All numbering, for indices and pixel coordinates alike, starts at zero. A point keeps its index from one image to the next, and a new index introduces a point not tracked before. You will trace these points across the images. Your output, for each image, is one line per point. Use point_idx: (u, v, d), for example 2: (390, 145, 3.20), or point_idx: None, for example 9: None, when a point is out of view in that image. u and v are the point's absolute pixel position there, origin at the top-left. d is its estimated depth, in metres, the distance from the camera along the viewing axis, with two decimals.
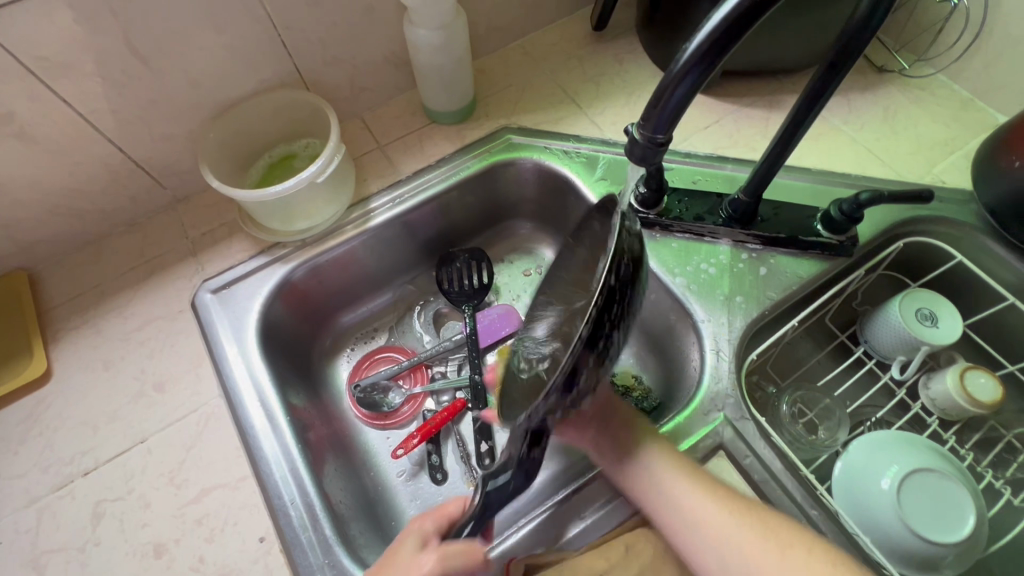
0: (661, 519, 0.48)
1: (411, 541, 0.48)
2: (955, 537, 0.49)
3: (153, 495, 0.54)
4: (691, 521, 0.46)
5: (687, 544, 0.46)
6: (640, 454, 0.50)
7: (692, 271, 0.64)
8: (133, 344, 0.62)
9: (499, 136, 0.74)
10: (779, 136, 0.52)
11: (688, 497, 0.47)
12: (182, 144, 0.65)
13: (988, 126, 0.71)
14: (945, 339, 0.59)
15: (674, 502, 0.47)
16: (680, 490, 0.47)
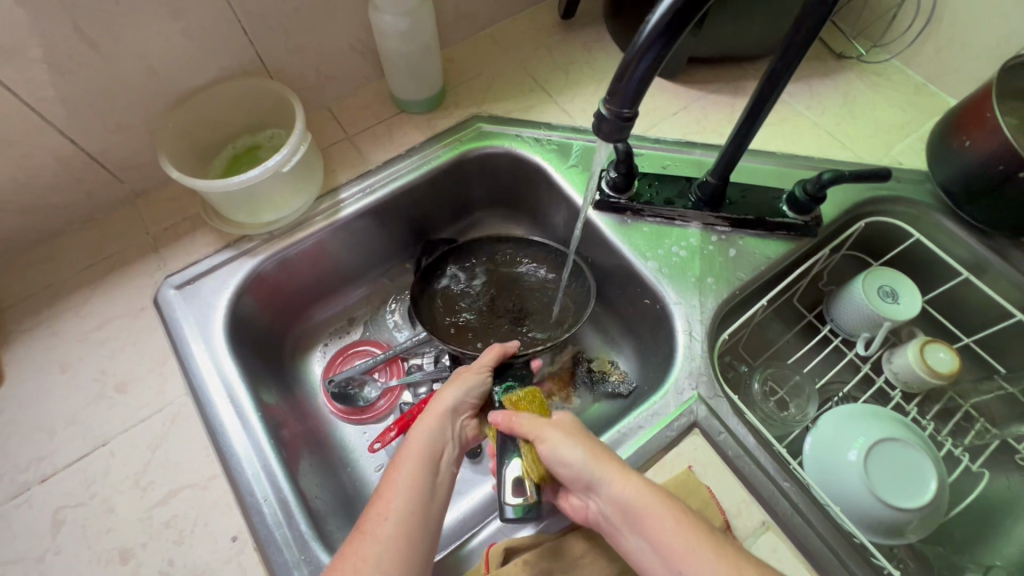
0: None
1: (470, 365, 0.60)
2: (919, 501, 0.51)
3: (117, 498, 0.52)
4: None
5: None
6: (630, 512, 0.43)
7: (663, 255, 0.64)
8: (92, 344, 0.60)
9: (470, 125, 0.73)
10: (744, 116, 0.53)
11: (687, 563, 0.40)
12: (139, 135, 0.63)
13: (940, 109, 0.74)
14: (906, 315, 0.61)
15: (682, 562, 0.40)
16: (683, 560, 0.40)
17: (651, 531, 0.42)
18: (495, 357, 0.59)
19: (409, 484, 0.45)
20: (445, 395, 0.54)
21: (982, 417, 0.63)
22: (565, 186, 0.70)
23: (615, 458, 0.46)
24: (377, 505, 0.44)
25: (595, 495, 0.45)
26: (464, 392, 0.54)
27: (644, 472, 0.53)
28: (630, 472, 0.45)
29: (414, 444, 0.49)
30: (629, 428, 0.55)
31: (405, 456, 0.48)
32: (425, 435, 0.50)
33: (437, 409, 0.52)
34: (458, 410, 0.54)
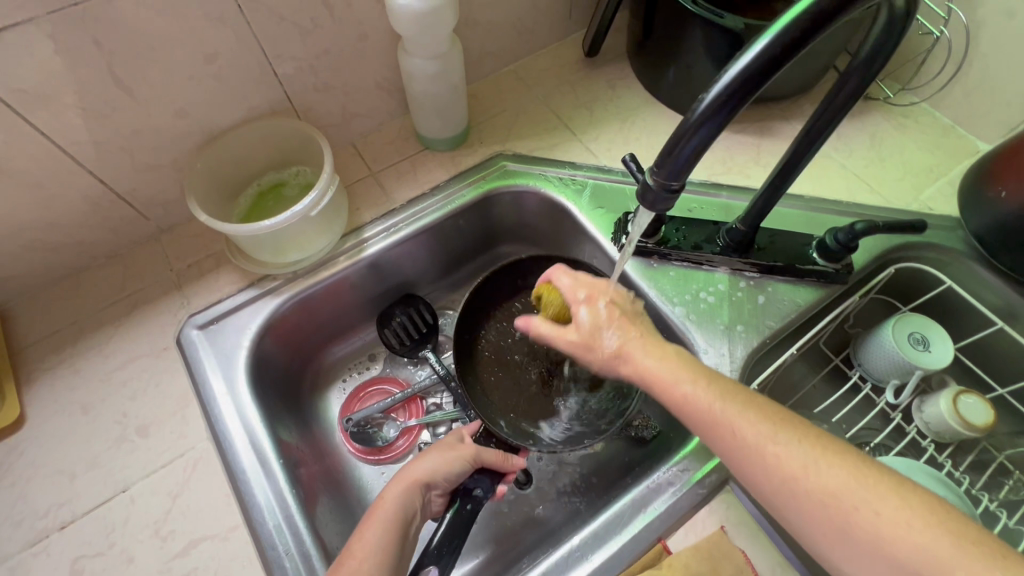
0: (717, 448, 0.42)
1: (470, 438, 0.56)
2: None
3: (137, 548, 0.51)
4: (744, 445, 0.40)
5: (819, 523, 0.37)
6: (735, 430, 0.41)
7: (691, 299, 0.64)
8: (113, 385, 0.59)
9: (494, 163, 0.73)
10: (778, 168, 0.53)
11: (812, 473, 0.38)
12: (167, 174, 0.63)
13: (970, 152, 0.73)
14: (938, 363, 0.60)
15: (720, 434, 0.42)
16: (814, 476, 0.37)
17: (704, 415, 0.43)
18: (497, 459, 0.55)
19: (382, 548, 0.46)
20: (427, 463, 0.53)
21: (1019, 471, 0.61)
22: (590, 228, 0.69)
23: (668, 357, 0.46)
24: (348, 562, 0.45)
25: (706, 421, 0.43)
26: (447, 468, 0.53)
27: (674, 531, 0.51)
28: (685, 370, 0.45)
29: (385, 510, 0.49)
30: (658, 483, 0.54)
31: (378, 516, 0.49)
32: (398, 502, 0.50)
33: (415, 476, 0.52)
34: (434, 485, 0.53)
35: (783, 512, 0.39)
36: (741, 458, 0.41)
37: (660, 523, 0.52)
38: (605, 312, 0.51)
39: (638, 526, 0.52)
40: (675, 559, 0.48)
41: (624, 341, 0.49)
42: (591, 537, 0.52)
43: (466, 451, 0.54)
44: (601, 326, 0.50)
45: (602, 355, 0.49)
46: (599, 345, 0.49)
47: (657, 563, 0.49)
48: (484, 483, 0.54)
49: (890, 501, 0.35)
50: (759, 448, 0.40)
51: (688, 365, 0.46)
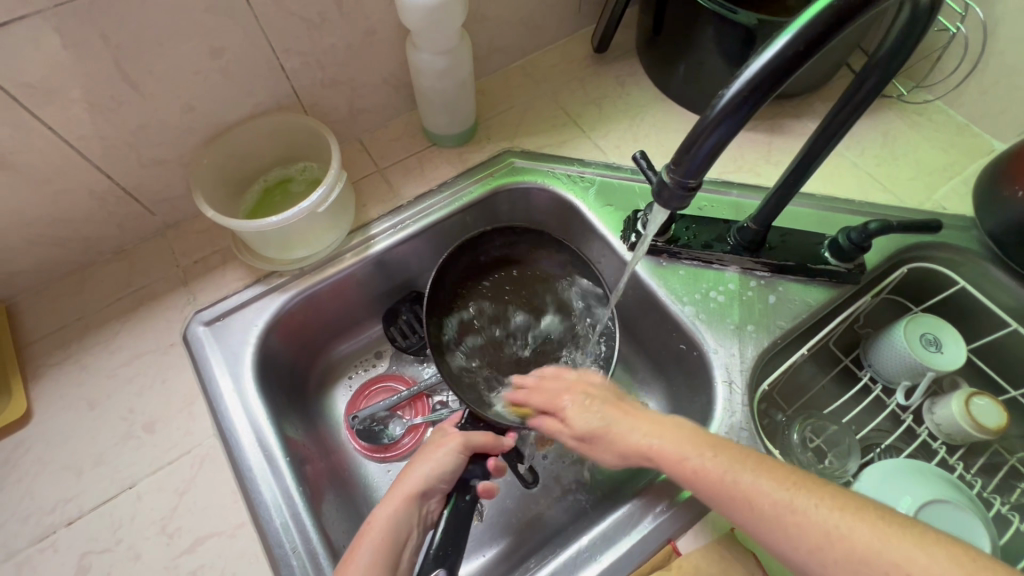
0: (747, 523, 0.39)
1: (457, 437, 0.53)
2: None
3: (144, 545, 0.51)
4: (774, 519, 0.38)
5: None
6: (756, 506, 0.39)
7: (701, 299, 0.63)
8: (120, 381, 0.59)
9: (502, 159, 0.72)
10: (793, 167, 0.52)
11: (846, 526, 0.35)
12: (173, 169, 0.63)
13: (984, 151, 0.72)
14: (951, 365, 0.59)
15: (747, 510, 0.39)
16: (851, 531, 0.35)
17: (720, 494, 0.40)
18: (486, 443, 0.54)
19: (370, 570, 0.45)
20: (416, 473, 0.51)
21: None
22: (598, 225, 0.69)
23: (670, 433, 0.45)
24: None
25: (716, 497, 0.41)
26: (436, 470, 0.51)
27: (683, 533, 0.51)
28: (691, 442, 0.44)
29: (376, 532, 0.48)
30: (667, 485, 0.53)
31: (368, 540, 0.47)
32: (389, 523, 0.48)
33: (407, 490, 0.50)
34: (427, 493, 0.51)
35: None
36: (774, 534, 0.38)
37: (669, 524, 0.51)
38: (592, 404, 0.51)
39: (648, 526, 0.51)
40: (685, 560, 0.48)
41: (619, 430, 0.48)
42: (600, 537, 0.52)
43: (455, 446, 0.53)
44: (591, 419, 0.50)
45: (608, 447, 0.49)
46: (601, 439, 0.49)
47: (667, 564, 0.49)
48: (478, 472, 0.53)
49: (940, 559, 0.33)
50: (788, 519, 0.37)
51: (691, 437, 0.44)
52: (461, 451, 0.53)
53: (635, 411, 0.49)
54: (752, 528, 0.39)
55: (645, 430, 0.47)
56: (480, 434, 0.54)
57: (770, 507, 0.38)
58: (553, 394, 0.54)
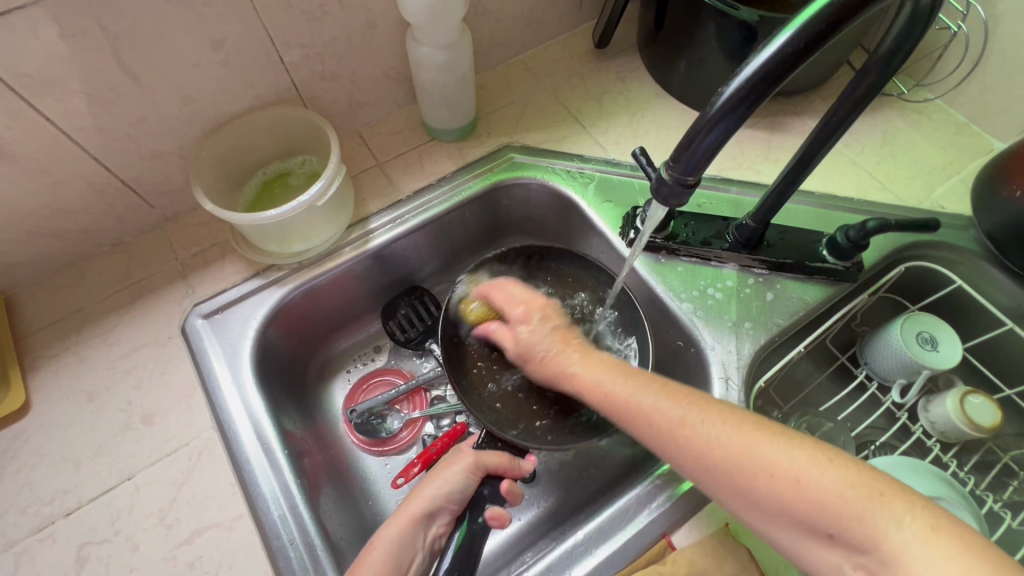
0: (643, 438, 0.46)
1: (466, 461, 0.53)
2: None
3: (143, 536, 0.51)
4: (670, 433, 0.43)
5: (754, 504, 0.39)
6: (670, 428, 0.43)
7: (698, 295, 0.63)
8: (118, 373, 0.59)
9: (502, 154, 0.72)
10: (791, 165, 0.52)
11: (731, 437, 0.40)
12: (171, 162, 0.62)
13: (983, 150, 0.73)
14: (945, 363, 0.59)
15: (645, 418, 0.46)
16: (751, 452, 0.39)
17: (624, 407, 0.48)
18: (501, 463, 0.54)
19: None
20: (420, 496, 0.52)
21: None
22: (597, 221, 0.69)
23: (596, 364, 0.52)
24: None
25: (624, 414, 0.47)
26: (445, 492, 0.52)
27: (678, 529, 0.51)
28: (612, 372, 0.51)
29: (381, 554, 0.49)
30: (663, 479, 0.54)
31: (370, 560, 0.48)
32: (395, 543, 0.49)
33: (413, 512, 0.51)
34: (435, 514, 0.52)
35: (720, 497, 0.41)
36: (665, 443, 0.44)
37: (665, 519, 0.51)
38: (544, 330, 0.57)
39: (642, 521, 0.52)
40: (680, 555, 0.48)
41: (557, 356, 0.55)
42: (596, 531, 0.52)
43: (464, 467, 0.53)
44: (540, 341, 0.57)
45: (543, 365, 0.56)
46: (535, 358, 0.56)
47: (663, 558, 0.49)
48: (492, 493, 0.53)
49: (801, 456, 0.38)
50: (681, 433, 0.43)
51: (619, 369, 0.51)
52: (471, 472, 0.53)
53: (577, 343, 0.56)
54: (648, 440, 0.45)
55: (578, 357, 0.54)
56: (492, 456, 0.54)
57: (682, 435, 0.43)
58: (514, 312, 0.59)
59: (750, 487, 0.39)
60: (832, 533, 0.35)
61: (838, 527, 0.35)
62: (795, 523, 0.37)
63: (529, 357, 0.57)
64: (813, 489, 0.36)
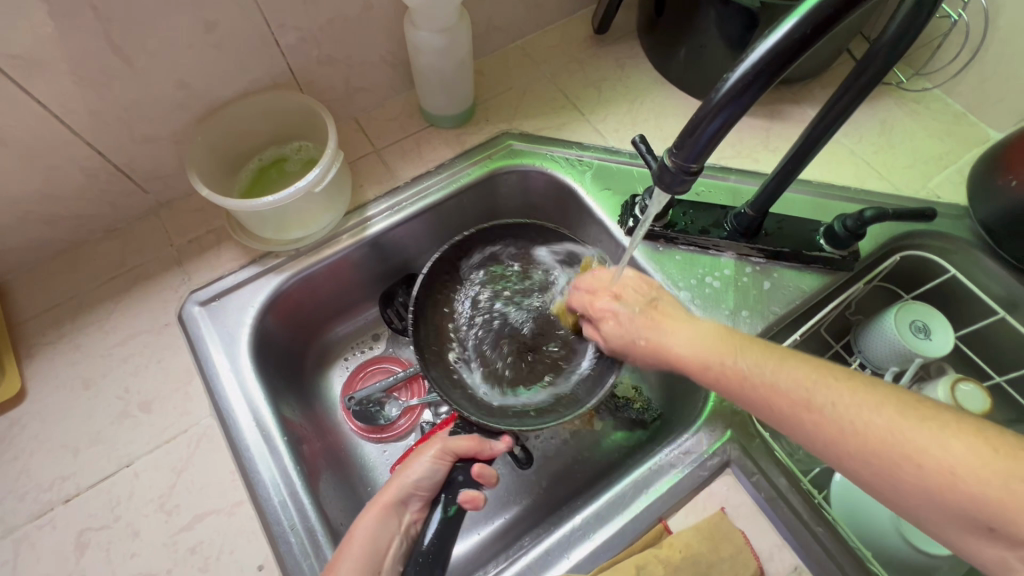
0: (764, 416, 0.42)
1: (429, 454, 0.53)
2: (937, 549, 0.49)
3: (142, 522, 0.51)
4: (799, 416, 0.39)
5: (916, 502, 0.35)
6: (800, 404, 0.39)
7: (696, 283, 0.64)
8: (115, 360, 0.59)
9: (499, 142, 0.72)
10: (791, 154, 0.52)
11: (876, 411, 0.36)
12: (165, 147, 0.61)
13: (980, 140, 0.73)
14: (938, 352, 0.60)
15: (741, 389, 0.43)
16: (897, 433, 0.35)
17: (754, 393, 0.42)
18: (468, 447, 0.54)
19: None
20: (388, 488, 0.52)
21: None
22: (596, 209, 0.69)
23: (697, 335, 0.48)
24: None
25: (746, 394, 0.43)
26: (414, 481, 0.52)
27: (674, 513, 0.52)
28: (722, 344, 0.46)
29: (358, 540, 0.49)
30: (660, 465, 0.54)
31: (349, 549, 0.49)
32: (368, 532, 0.50)
33: (383, 502, 0.51)
34: (405, 501, 0.52)
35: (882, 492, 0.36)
36: (773, 414, 0.41)
37: (661, 504, 0.52)
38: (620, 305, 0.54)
39: (639, 506, 0.53)
40: (676, 537, 0.50)
41: (653, 337, 0.50)
42: (594, 516, 0.53)
43: (430, 456, 0.53)
44: (631, 327, 0.52)
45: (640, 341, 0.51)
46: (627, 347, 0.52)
47: (659, 542, 0.50)
48: (461, 475, 0.54)
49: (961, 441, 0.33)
50: (809, 418, 0.39)
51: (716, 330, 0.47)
52: (438, 459, 0.53)
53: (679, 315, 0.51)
54: (752, 407, 0.43)
55: (671, 329, 0.50)
56: (460, 441, 0.54)
57: (811, 424, 0.39)
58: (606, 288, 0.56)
59: (887, 468, 0.35)
60: (993, 527, 0.32)
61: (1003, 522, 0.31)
62: (949, 514, 0.33)
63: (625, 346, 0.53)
64: (872, 433, 0.36)
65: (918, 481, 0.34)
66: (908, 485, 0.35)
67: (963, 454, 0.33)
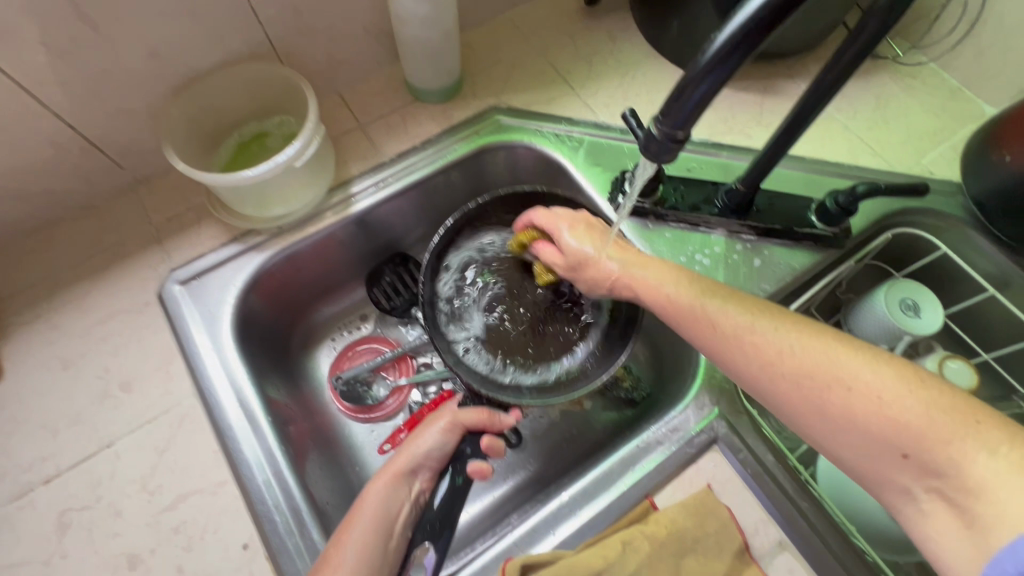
0: (706, 345, 0.46)
1: (438, 426, 0.53)
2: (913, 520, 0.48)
3: (125, 502, 0.51)
4: (737, 343, 0.44)
5: (841, 435, 0.38)
6: (740, 335, 0.44)
7: (686, 261, 0.63)
8: (94, 339, 0.58)
9: (487, 117, 0.70)
10: (782, 127, 0.51)
11: (807, 346, 0.41)
12: (140, 120, 0.59)
13: (975, 116, 0.72)
14: (927, 330, 0.60)
15: (707, 332, 0.46)
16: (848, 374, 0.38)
17: (693, 317, 0.47)
18: (479, 419, 0.53)
19: (360, 546, 0.46)
20: (402, 454, 0.53)
21: None
22: (585, 186, 0.67)
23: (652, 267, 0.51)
24: (326, 564, 0.46)
25: (712, 335, 0.45)
26: (424, 450, 0.52)
27: (661, 489, 0.52)
28: (674, 276, 0.50)
29: (367, 507, 0.49)
30: (647, 442, 0.54)
31: (359, 516, 0.48)
32: (379, 498, 0.50)
33: (394, 469, 0.52)
34: (415, 470, 0.52)
35: (833, 438, 0.39)
36: (729, 349, 0.44)
37: (646, 481, 0.52)
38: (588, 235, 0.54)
39: (627, 483, 0.53)
40: (661, 514, 0.49)
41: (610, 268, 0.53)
42: (581, 493, 0.52)
43: (442, 424, 0.53)
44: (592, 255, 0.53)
45: (592, 277, 0.54)
46: (581, 275, 0.55)
47: (644, 518, 0.50)
48: (472, 447, 0.53)
49: (884, 376, 0.37)
50: (749, 341, 0.43)
51: (670, 271, 0.50)
52: (447, 431, 0.53)
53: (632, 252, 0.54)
54: (713, 352, 0.46)
55: (630, 262, 0.52)
56: (470, 412, 0.53)
57: (749, 347, 0.43)
58: (554, 228, 0.56)
59: (837, 412, 0.38)
60: (908, 455, 0.35)
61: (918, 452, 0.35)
62: (875, 443, 0.37)
63: (578, 272, 0.55)
64: (809, 365, 0.40)
65: (863, 417, 0.37)
66: (871, 436, 0.37)
67: (889, 382, 0.37)
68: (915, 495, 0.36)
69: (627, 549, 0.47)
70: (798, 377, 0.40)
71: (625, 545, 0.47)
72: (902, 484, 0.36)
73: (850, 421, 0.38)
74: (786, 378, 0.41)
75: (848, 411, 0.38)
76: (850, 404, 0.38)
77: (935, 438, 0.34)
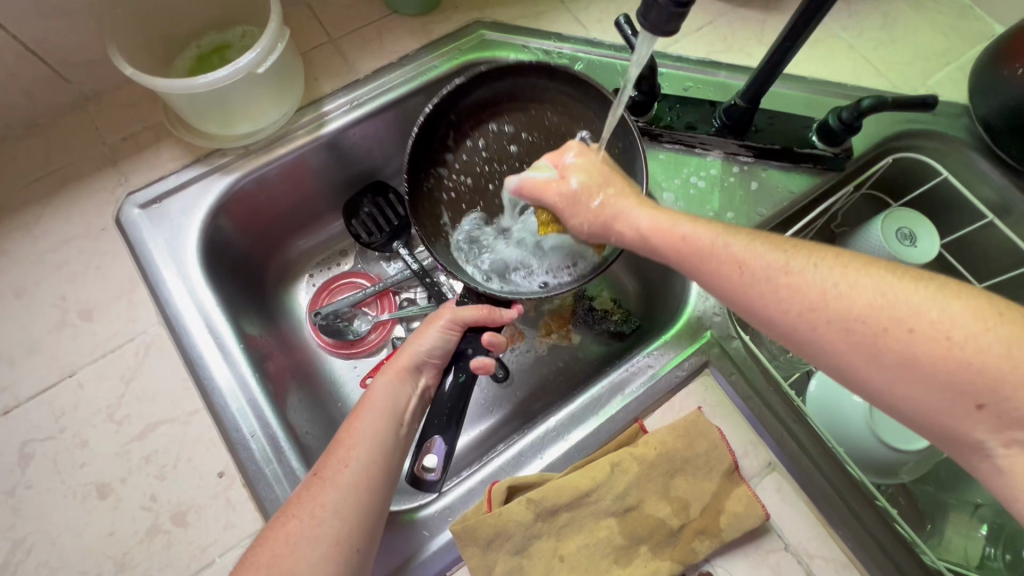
0: (712, 282, 0.41)
1: (433, 332, 0.50)
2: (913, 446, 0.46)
3: (90, 432, 0.48)
4: (766, 282, 0.37)
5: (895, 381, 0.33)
6: (749, 275, 0.38)
7: (680, 184, 0.60)
8: (48, 266, 0.54)
9: (470, 32, 0.65)
10: (787, 30, 0.47)
11: (858, 279, 0.35)
12: (83, 24, 0.53)
13: (986, 36, 0.68)
14: (923, 258, 0.57)
15: (707, 259, 0.40)
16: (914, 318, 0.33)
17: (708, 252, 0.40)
18: (478, 316, 0.50)
19: (372, 431, 0.46)
20: (405, 350, 0.50)
21: None
22: None
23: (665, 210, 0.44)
24: (338, 450, 0.45)
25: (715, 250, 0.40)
26: (428, 347, 0.50)
27: (650, 413, 0.51)
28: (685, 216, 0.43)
29: (375, 400, 0.48)
30: (637, 367, 0.53)
31: (365, 408, 0.47)
32: (386, 391, 0.48)
33: (400, 365, 0.50)
34: (420, 368, 0.51)
35: (878, 378, 0.34)
36: (759, 291, 0.38)
37: (635, 405, 0.51)
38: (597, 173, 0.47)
39: (615, 407, 0.51)
40: (651, 436, 0.48)
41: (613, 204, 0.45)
42: (567, 419, 0.51)
43: (444, 322, 0.50)
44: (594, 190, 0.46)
45: (586, 214, 0.46)
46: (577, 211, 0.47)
47: (634, 441, 0.48)
48: (473, 344, 0.51)
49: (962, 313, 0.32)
50: (782, 281, 0.37)
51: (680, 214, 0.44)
52: (448, 330, 0.50)
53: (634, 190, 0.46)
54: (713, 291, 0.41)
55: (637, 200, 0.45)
56: (470, 309, 0.50)
57: (785, 288, 0.37)
58: (558, 160, 0.49)
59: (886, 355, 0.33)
60: (983, 405, 0.31)
61: (997, 400, 0.31)
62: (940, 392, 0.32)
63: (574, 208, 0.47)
64: (854, 303, 0.34)
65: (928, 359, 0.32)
66: (942, 380, 0.31)
67: (964, 320, 0.32)
68: (991, 451, 0.32)
69: (616, 471, 0.46)
70: (849, 324, 0.34)
71: (614, 466, 0.46)
72: (976, 438, 0.32)
73: (915, 367, 0.32)
74: (832, 325, 0.35)
75: (911, 363, 0.32)
76: (915, 349, 0.32)
77: (1018, 379, 0.30)
